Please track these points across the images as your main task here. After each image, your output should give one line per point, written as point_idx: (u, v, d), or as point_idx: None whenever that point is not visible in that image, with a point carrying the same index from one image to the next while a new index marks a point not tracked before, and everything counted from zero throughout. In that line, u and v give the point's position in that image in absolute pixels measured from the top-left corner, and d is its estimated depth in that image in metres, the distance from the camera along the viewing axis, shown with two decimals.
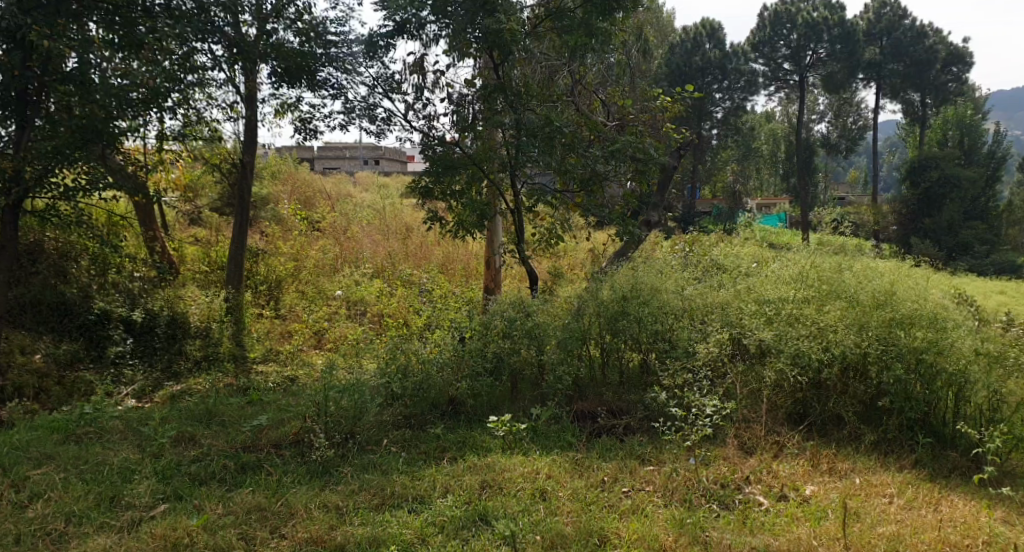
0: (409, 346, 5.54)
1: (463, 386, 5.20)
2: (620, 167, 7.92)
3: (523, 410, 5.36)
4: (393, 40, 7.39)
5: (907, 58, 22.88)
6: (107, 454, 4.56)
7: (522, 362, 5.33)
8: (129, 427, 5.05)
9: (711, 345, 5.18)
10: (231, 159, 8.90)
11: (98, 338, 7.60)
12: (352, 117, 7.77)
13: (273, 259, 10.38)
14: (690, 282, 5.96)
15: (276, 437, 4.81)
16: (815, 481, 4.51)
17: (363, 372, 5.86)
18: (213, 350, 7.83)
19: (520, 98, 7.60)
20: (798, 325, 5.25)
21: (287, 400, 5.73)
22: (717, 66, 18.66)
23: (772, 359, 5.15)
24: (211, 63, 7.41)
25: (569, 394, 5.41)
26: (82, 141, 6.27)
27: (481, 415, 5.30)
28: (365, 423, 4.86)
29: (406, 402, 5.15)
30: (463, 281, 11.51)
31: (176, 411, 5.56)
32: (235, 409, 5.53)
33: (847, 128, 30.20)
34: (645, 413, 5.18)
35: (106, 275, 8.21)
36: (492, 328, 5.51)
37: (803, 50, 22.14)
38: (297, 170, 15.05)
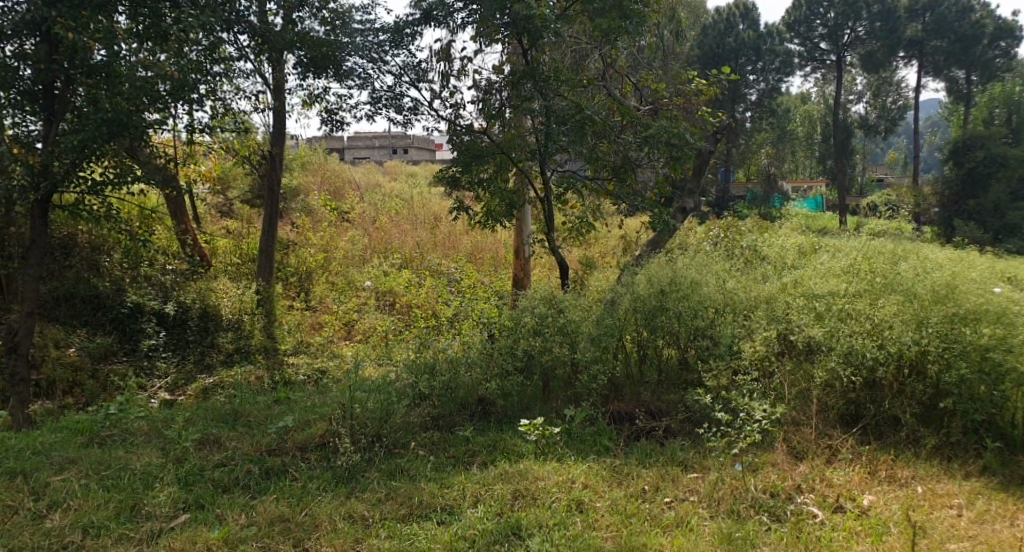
0: (438, 344, 5.40)
1: (493, 385, 5.05)
2: (655, 154, 7.67)
3: (557, 410, 5.18)
4: (420, 27, 7.24)
5: (952, 34, 21.87)
6: (129, 459, 4.48)
7: (555, 360, 5.16)
8: (155, 429, 4.99)
9: (758, 343, 4.94)
10: (259, 152, 8.82)
11: (131, 332, 7.58)
12: (379, 107, 7.63)
13: (302, 250, 10.33)
14: (733, 276, 5.72)
15: (302, 439, 4.70)
16: (873, 489, 4.26)
17: (392, 368, 5.74)
18: (244, 343, 7.73)
19: (550, 84, 7.35)
20: (850, 322, 4.98)
21: (314, 398, 5.63)
22: (751, 47, 18.21)
23: (822, 357, 4.92)
24: (237, 53, 7.32)
25: (605, 394, 5.23)
26: (109, 135, 6.18)
27: (512, 415, 5.14)
28: (391, 425, 4.73)
29: (433, 402, 5.00)
30: (493, 271, 11.35)
31: (203, 410, 5.50)
32: (262, 408, 5.46)
33: (886, 108, 29.43)
34: (687, 414, 4.98)
35: (139, 267, 8.18)
36: (524, 325, 5.34)
37: (841, 28, 22.42)
38: (327, 160, 15.01)
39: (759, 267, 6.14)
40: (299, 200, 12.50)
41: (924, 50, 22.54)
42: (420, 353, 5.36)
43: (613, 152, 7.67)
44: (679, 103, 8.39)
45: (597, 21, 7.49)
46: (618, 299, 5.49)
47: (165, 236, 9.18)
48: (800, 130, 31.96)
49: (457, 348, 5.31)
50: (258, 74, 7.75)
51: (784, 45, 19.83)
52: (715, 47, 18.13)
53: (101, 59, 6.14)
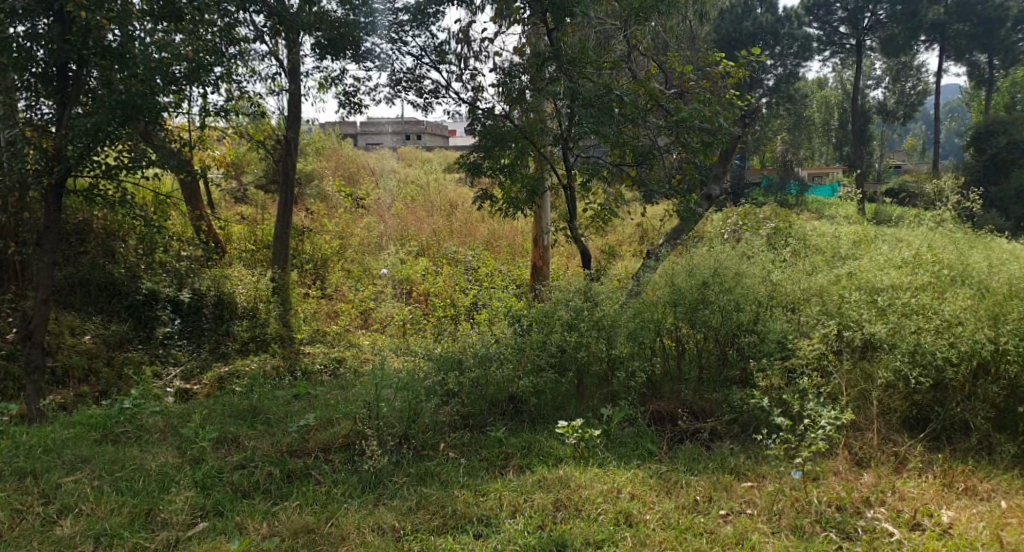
0: (465, 340, 5.20)
1: (526, 383, 4.84)
2: (685, 139, 7.40)
3: (593, 410, 4.96)
4: (441, 7, 6.98)
5: (975, 17, 21.35)
6: (145, 458, 4.30)
7: (591, 357, 4.94)
8: (171, 427, 4.81)
9: (815, 341, 4.72)
10: (275, 136, 8.59)
11: (146, 319, 7.40)
12: (398, 90, 7.38)
13: (318, 236, 10.14)
14: (779, 269, 5.47)
15: (325, 438, 4.50)
16: (953, 505, 3.96)
17: (414, 362, 5.54)
18: (260, 331, 7.51)
19: (576, 65, 7.05)
20: (912, 319, 4.73)
21: (334, 394, 5.44)
22: (770, 30, 17.90)
23: (884, 356, 4.66)
24: (253, 34, 7.12)
25: (643, 392, 5.01)
26: (123, 119, 5.98)
27: (545, 415, 4.93)
28: (419, 424, 4.53)
29: (462, 400, 4.80)
30: (510, 259, 11.13)
31: (219, 405, 5.32)
32: (280, 404, 5.27)
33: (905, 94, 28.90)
34: (733, 416, 4.75)
35: (154, 253, 7.99)
36: (555, 318, 5.11)
37: (862, 11, 22.81)
38: (342, 146, 14.80)
39: (801, 259, 5.86)
40: (314, 186, 12.29)
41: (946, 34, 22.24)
42: (447, 348, 5.14)
43: (641, 137, 7.40)
44: (706, 86, 8.09)
45: None
46: (656, 293, 5.24)
47: (180, 223, 8.99)
48: (818, 116, 31.41)
49: (486, 344, 5.09)
50: (273, 56, 7.53)
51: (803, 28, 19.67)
52: (734, 30, 17.79)
53: (116, 40, 5.91)
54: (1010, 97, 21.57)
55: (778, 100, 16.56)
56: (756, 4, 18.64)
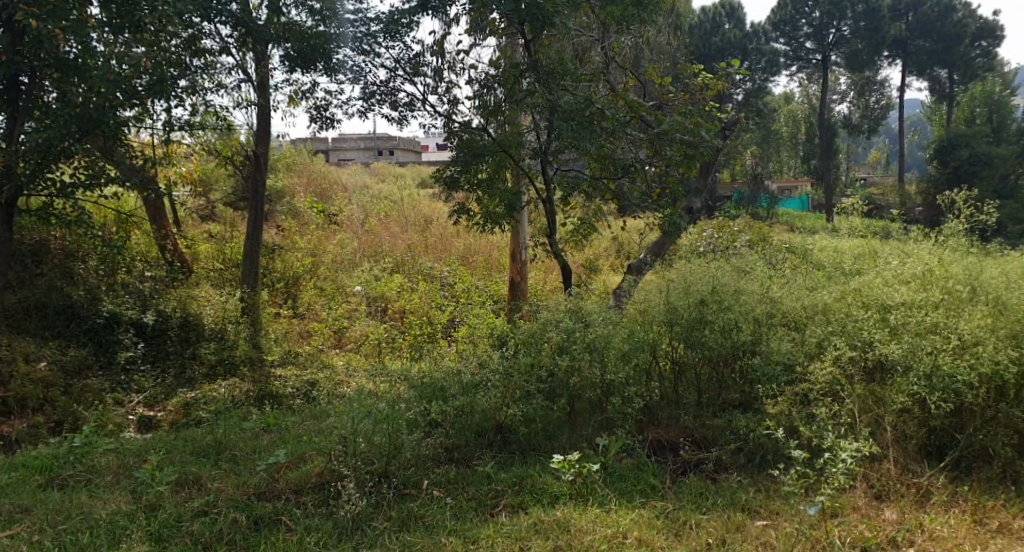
0: (447, 365, 4.91)
1: (514, 412, 4.55)
2: (668, 152, 7.21)
3: (588, 440, 4.70)
4: (415, 17, 6.73)
5: (935, 33, 24.28)
6: (95, 507, 3.97)
7: (585, 383, 4.67)
8: (126, 468, 4.46)
9: (826, 364, 4.54)
10: (243, 151, 8.24)
11: (107, 343, 6.93)
12: (372, 103, 7.11)
13: (289, 254, 9.82)
14: (778, 285, 5.25)
15: (297, 478, 4.19)
16: (985, 544, 3.77)
17: (392, 388, 5.25)
18: (227, 354, 7.14)
19: (553, 78, 6.81)
20: (924, 337, 4.52)
21: (308, 425, 5.12)
22: (739, 45, 17.91)
23: (899, 378, 4.44)
24: (218, 45, 6.83)
25: (640, 420, 4.76)
26: (80, 132, 5.91)
27: (536, 446, 4.66)
28: (400, 460, 4.23)
29: (446, 430, 4.53)
30: (486, 274, 10.89)
31: (181, 439, 4.96)
32: (248, 437, 4.93)
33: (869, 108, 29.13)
34: (737, 445, 4.52)
35: (116, 274, 7.57)
36: (543, 340, 4.84)
37: (826, 27, 22.95)
38: (314, 162, 14.48)
39: (798, 274, 5.65)
40: (285, 202, 11.95)
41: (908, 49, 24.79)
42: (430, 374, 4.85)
43: (624, 150, 7.21)
44: (686, 97, 7.89)
45: (608, 9, 7.08)
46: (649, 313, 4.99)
47: (144, 242, 8.60)
48: (787, 129, 31.61)
49: (471, 369, 4.80)
50: (241, 69, 7.25)
51: (769, 43, 19.89)
52: (704, 46, 17.78)
53: (73, 51, 5.89)
54: (970, 111, 21.84)
55: (750, 115, 16.53)
56: (724, 19, 18.65)
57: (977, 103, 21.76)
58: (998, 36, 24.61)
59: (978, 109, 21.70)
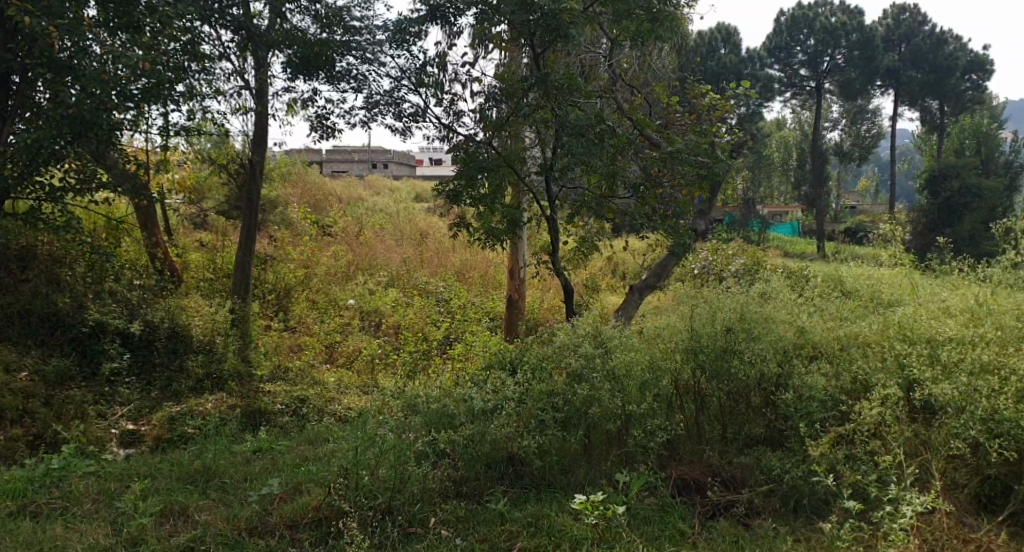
0: (455, 391, 4.65)
1: (530, 444, 4.30)
2: (679, 172, 6.99)
3: (608, 475, 4.45)
4: (423, 26, 6.51)
5: (927, 65, 24.65)
6: (73, 543, 3.72)
7: (604, 415, 4.42)
8: (109, 498, 4.22)
9: (874, 403, 4.22)
10: (239, 160, 7.98)
11: (91, 353, 6.64)
12: (375, 113, 6.88)
13: (282, 265, 9.56)
14: (802, 315, 5.02)
15: (292, 513, 3.95)
16: None
17: (392, 414, 5.00)
18: (215, 368, 6.83)
19: (563, 92, 6.56)
20: (977, 377, 4.24)
21: (303, 450, 4.87)
22: (733, 70, 17.85)
23: (943, 421, 4.19)
24: (218, 50, 6.61)
25: (662, 456, 4.51)
26: (73, 134, 5.75)
27: (550, 480, 4.41)
28: (406, 495, 3.98)
29: (455, 462, 4.28)
30: (482, 291, 10.66)
31: (167, 463, 4.70)
32: (240, 463, 4.68)
33: (860, 137, 29.23)
34: (767, 487, 4.28)
35: (103, 281, 7.28)
36: (560, 366, 4.63)
37: (821, 55, 22.97)
38: (308, 172, 14.26)
39: (820, 302, 5.42)
40: (278, 212, 11.66)
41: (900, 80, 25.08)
42: (437, 398, 4.58)
43: (632, 169, 7.00)
44: (692, 118, 7.70)
45: (624, 23, 6.73)
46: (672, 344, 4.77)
47: (134, 249, 8.31)
48: (779, 155, 31.67)
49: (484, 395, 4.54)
50: (240, 75, 7.03)
51: (765, 69, 19.86)
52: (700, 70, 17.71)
53: (66, 50, 5.68)
54: (959, 142, 21.88)
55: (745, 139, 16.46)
56: (720, 44, 18.61)
57: (966, 135, 21.83)
58: (987, 70, 25.09)
59: (967, 141, 21.72)
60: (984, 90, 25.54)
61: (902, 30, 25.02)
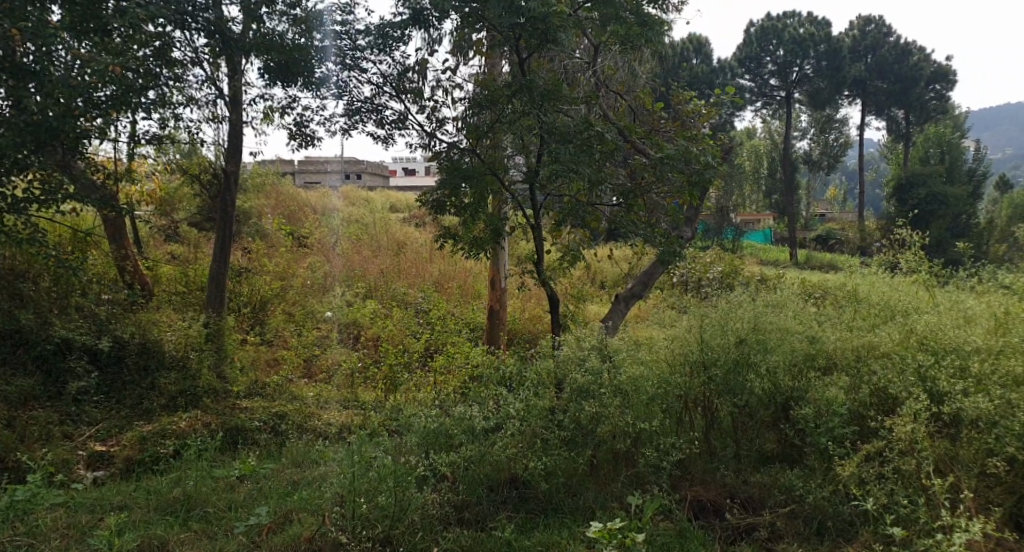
0: (450, 410, 4.46)
1: (536, 466, 4.14)
2: (669, 178, 6.84)
3: (617, 497, 4.31)
4: (405, 30, 6.28)
5: (892, 75, 24.97)
6: None
7: (611, 434, 4.27)
8: (84, 531, 4.04)
9: (907, 419, 4.00)
10: (212, 169, 7.69)
11: (58, 371, 6.32)
12: (356, 120, 6.63)
13: (257, 277, 9.28)
14: (806, 326, 4.88)
15: (281, 545, 3.84)
16: None
17: (380, 437, 4.79)
18: (190, 384, 6.55)
19: (548, 100, 6.37)
20: (1009, 390, 4.10)
21: (288, 477, 4.67)
22: (705, 80, 17.81)
23: (971, 435, 4.03)
24: (191, 57, 6.36)
25: (674, 476, 4.38)
26: (38, 143, 5.51)
27: (555, 503, 4.27)
28: (406, 524, 3.82)
29: (454, 488, 4.13)
30: (461, 302, 10.45)
31: (143, 493, 4.46)
32: (222, 490, 4.47)
33: (829, 146, 29.48)
34: (786, 508, 4.17)
35: (70, 297, 6.97)
36: (564, 383, 4.46)
37: (790, 65, 23.08)
38: (281, 182, 13.96)
39: (823, 312, 5.27)
40: (251, 223, 11.37)
41: (867, 90, 25.35)
42: (432, 417, 4.38)
43: (620, 176, 6.85)
44: (677, 125, 7.58)
45: (612, 28, 6.59)
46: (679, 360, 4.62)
47: (101, 263, 7.98)
48: (751, 164, 31.85)
49: (484, 413, 4.36)
50: (213, 83, 6.78)
51: (734, 80, 19.90)
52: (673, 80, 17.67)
53: (29, 54, 5.39)
54: (922, 153, 21.83)
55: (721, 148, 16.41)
56: (692, 54, 18.58)
57: (932, 144, 21.65)
58: (951, 80, 25.49)
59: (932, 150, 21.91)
60: (947, 100, 25.95)
61: (868, 41, 25.27)
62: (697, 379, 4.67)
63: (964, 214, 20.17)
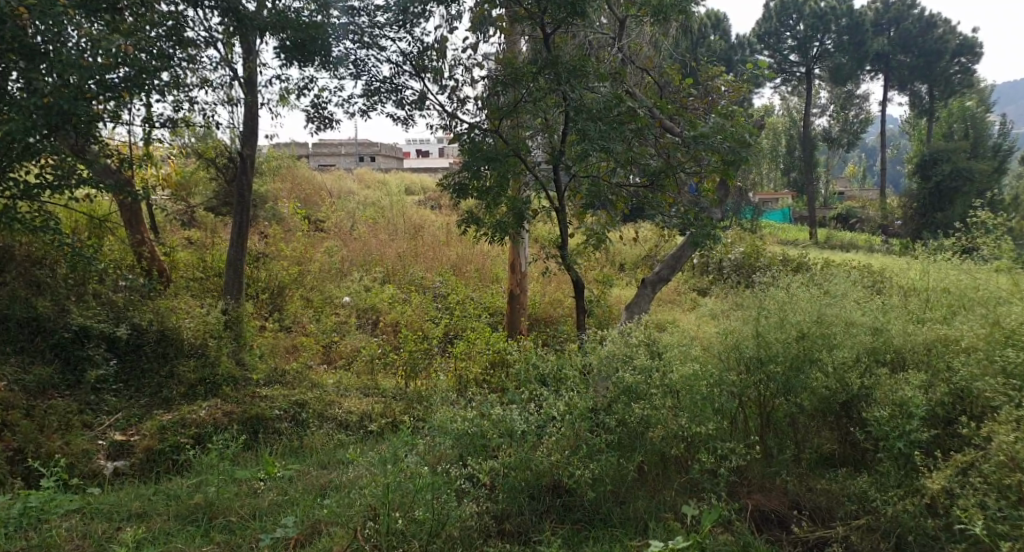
0: (486, 408, 4.23)
1: (584, 473, 3.92)
2: (702, 158, 6.52)
3: (674, 508, 4.10)
4: (424, 5, 5.98)
5: (915, 48, 24.38)
6: None
7: (665, 438, 4.06)
8: (103, 542, 3.87)
9: (1009, 428, 3.65)
10: (227, 153, 7.45)
11: (75, 359, 6.12)
12: (375, 101, 6.36)
13: (274, 261, 9.06)
14: (859, 320, 4.58)
15: None
16: None
17: (410, 441, 4.60)
18: (210, 373, 6.36)
19: (575, 75, 6.04)
20: None
21: (312, 481, 4.50)
22: (724, 56, 17.33)
23: None
24: (206, 37, 6.12)
25: (732, 486, 4.20)
26: (49, 126, 5.26)
27: (607, 514, 4.09)
28: (445, 539, 3.67)
29: (494, 498, 3.97)
30: (481, 286, 10.21)
31: (164, 501, 4.29)
32: (245, 496, 4.30)
33: (848, 122, 28.87)
34: (858, 522, 3.95)
35: (87, 283, 6.78)
36: (608, 381, 4.23)
37: (810, 40, 22.44)
38: (296, 165, 13.74)
39: (876, 302, 4.98)
40: (268, 207, 11.17)
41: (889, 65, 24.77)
42: (467, 417, 4.18)
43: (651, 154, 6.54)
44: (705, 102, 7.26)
45: None
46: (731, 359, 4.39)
47: (118, 249, 7.78)
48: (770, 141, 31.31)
49: (524, 415, 4.15)
50: (227, 64, 6.54)
51: (752, 56, 19.37)
52: None
53: (39, 34, 5.15)
54: (945, 128, 21.38)
55: None
56: (710, 31, 18.07)
57: (954, 120, 21.25)
58: (977, 53, 24.84)
59: (955, 125, 21.29)
60: (972, 74, 25.30)
61: (891, 13, 24.68)
62: (752, 377, 4.46)
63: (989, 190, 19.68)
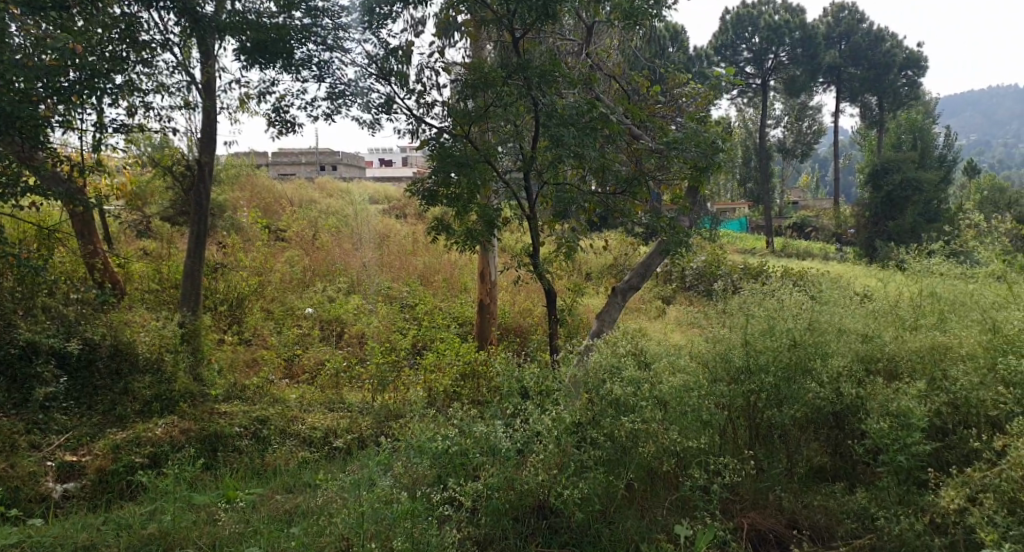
0: (464, 424, 4.05)
1: (570, 493, 3.77)
2: (672, 166, 6.44)
3: (666, 528, 3.97)
4: (390, 6, 5.78)
5: (865, 61, 24.87)
6: None
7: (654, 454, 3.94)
8: None
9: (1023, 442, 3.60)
10: (184, 160, 7.17)
11: (23, 377, 5.80)
12: (340, 105, 6.14)
13: (233, 272, 8.75)
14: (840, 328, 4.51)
15: None
16: None
17: (382, 458, 4.41)
18: (166, 389, 6.07)
19: (547, 80, 5.92)
20: None
21: (278, 506, 4.28)
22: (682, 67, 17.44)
23: None
24: (161, 39, 5.86)
25: (725, 503, 4.08)
26: None
27: (593, 532, 3.95)
28: None
29: (478, 521, 3.82)
30: (448, 295, 10.01)
31: (116, 531, 4.04)
32: (205, 524, 4.08)
33: (802, 134, 29.35)
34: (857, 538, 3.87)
35: (35, 295, 6.36)
36: (590, 396, 4.08)
37: (766, 52, 22.71)
38: (254, 172, 13.42)
39: (854, 310, 4.92)
40: (226, 216, 10.86)
41: (841, 77, 25.23)
42: (446, 435, 4.00)
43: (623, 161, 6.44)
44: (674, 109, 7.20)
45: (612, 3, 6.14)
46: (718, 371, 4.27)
47: (69, 260, 7.42)
48: None
49: (507, 432, 3.98)
50: (184, 68, 6.28)
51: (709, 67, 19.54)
52: None
53: None
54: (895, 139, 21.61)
55: None
56: (668, 42, 18.17)
57: (903, 131, 21.47)
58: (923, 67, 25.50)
59: (904, 136, 21.54)
60: (919, 87, 25.96)
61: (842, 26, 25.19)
62: (736, 389, 4.35)
63: (935, 198, 20.06)
